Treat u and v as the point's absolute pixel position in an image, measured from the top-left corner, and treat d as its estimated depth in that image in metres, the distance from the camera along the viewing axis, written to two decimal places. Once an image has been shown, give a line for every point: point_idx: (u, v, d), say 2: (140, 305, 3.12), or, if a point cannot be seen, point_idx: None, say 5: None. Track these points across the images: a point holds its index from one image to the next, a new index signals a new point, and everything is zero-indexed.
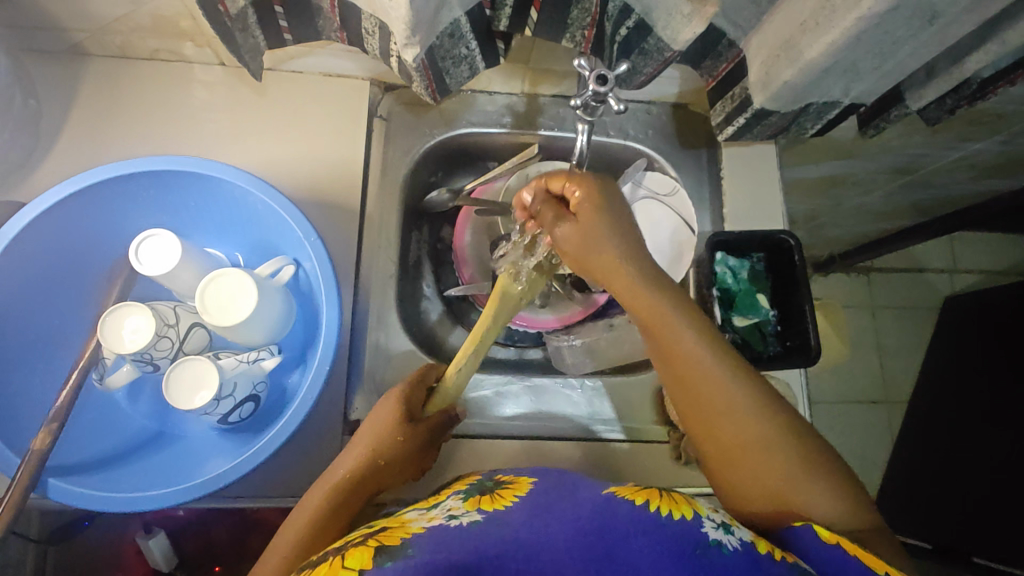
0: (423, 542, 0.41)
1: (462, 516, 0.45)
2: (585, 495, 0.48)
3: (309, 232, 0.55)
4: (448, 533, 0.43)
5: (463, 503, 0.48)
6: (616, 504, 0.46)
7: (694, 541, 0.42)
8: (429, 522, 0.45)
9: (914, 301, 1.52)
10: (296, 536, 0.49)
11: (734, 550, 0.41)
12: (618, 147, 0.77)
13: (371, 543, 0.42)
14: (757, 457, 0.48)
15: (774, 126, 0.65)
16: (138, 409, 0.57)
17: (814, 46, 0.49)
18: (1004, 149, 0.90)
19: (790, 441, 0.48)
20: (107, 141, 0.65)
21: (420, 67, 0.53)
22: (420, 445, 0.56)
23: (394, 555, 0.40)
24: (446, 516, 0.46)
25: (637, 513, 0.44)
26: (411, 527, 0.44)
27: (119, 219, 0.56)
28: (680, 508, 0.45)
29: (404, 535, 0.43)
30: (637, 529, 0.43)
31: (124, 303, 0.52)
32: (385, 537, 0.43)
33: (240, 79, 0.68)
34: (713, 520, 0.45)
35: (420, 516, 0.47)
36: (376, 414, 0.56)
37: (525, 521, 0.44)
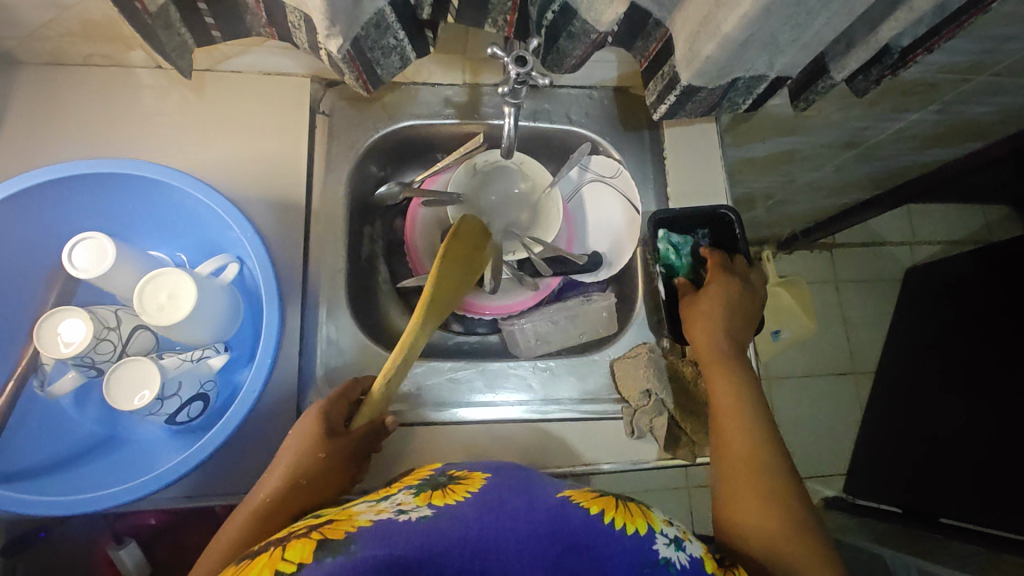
0: (367, 537, 0.41)
1: (410, 512, 0.45)
2: (539, 496, 0.50)
3: (247, 227, 0.56)
4: (395, 526, 0.43)
5: (413, 499, 0.49)
6: (569, 509, 0.48)
7: (645, 559, 0.45)
8: (375, 517, 0.45)
9: (877, 273, 1.56)
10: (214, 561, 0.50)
11: (680, 569, 0.46)
12: (562, 133, 0.78)
13: (314, 536, 0.42)
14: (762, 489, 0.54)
15: (706, 102, 0.66)
16: (86, 415, 0.56)
17: (729, 20, 0.50)
18: (942, 118, 0.93)
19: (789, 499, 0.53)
20: (44, 149, 0.64)
21: (347, 58, 0.54)
22: (341, 462, 0.56)
23: (335, 549, 0.39)
24: (395, 511, 0.46)
25: (592, 522, 0.47)
26: (357, 521, 0.44)
27: (54, 225, 0.56)
28: (635, 522, 0.48)
29: (348, 528, 0.43)
30: (594, 539, 0.45)
31: (60, 307, 0.51)
32: (329, 531, 0.43)
33: (177, 81, 0.68)
34: (666, 536, 0.48)
35: (368, 510, 0.47)
36: (296, 436, 0.55)
37: (476, 515, 0.45)
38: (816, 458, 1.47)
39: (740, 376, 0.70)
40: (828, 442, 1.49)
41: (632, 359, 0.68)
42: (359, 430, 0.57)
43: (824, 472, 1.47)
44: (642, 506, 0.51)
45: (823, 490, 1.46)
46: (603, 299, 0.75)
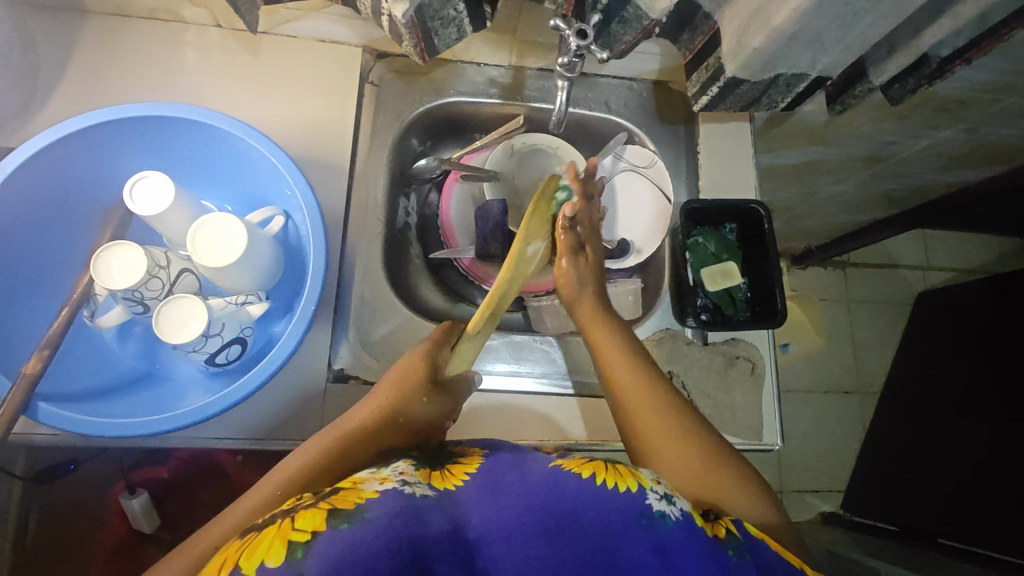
0: (380, 505, 0.42)
1: (415, 487, 0.46)
2: (532, 467, 0.50)
3: (299, 180, 0.58)
4: (402, 499, 0.43)
5: (414, 472, 0.48)
6: (561, 477, 0.48)
7: (639, 510, 0.45)
8: (382, 485, 0.45)
9: (889, 295, 1.57)
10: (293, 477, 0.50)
11: (675, 521, 0.45)
12: (600, 121, 0.80)
13: (323, 508, 0.41)
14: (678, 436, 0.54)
15: (746, 96, 0.69)
16: (127, 350, 0.57)
17: (780, 12, 0.53)
18: (969, 138, 0.94)
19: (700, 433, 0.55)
20: (103, 96, 0.66)
21: (409, 24, 0.56)
22: (439, 409, 0.57)
23: (350, 517, 0.41)
24: (400, 481, 0.46)
25: (584, 486, 0.47)
26: (363, 491, 0.44)
27: (114, 164, 0.58)
28: (625, 480, 0.47)
29: (357, 498, 0.43)
30: (584, 502, 0.46)
31: (117, 242, 0.53)
32: (338, 500, 0.42)
33: (236, 41, 0.70)
34: (658, 492, 0.48)
35: (370, 477, 0.46)
36: (395, 372, 0.58)
37: (475, 498, 0.47)
38: (817, 472, 1.48)
39: (759, 367, 0.71)
40: (829, 457, 1.49)
41: (657, 342, 0.71)
42: (452, 384, 0.59)
43: (823, 487, 1.48)
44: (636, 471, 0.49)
45: (820, 504, 1.47)
46: (627, 284, 0.76)
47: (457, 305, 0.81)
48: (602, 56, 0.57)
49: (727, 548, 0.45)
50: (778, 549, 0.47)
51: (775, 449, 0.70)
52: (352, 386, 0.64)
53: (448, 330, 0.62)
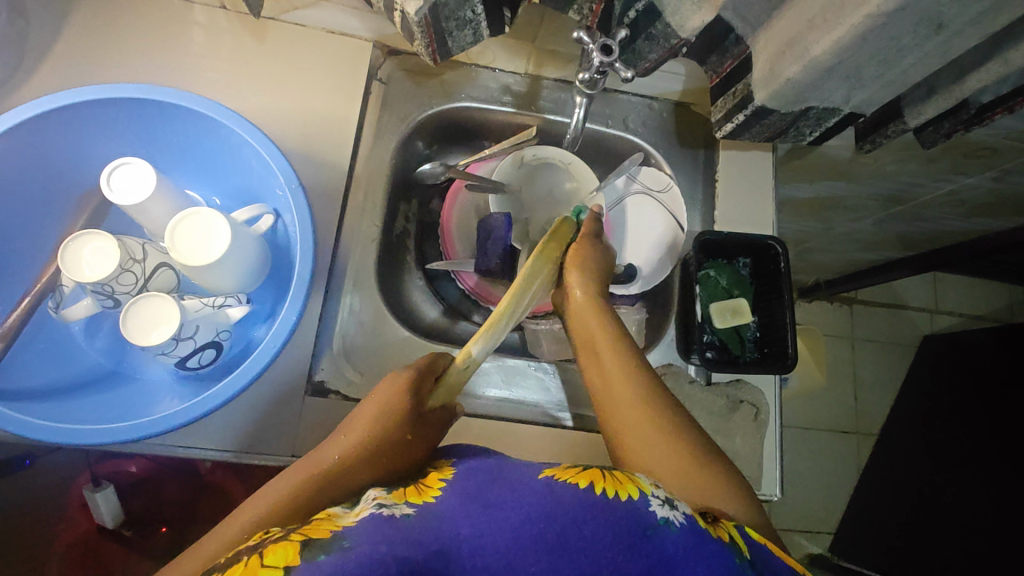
0: (359, 533, 0.38)
1: (392, 507, 0.42)
2: (524, 480, 0.46)
3: (291, 178, 0.54)
4: (380, 524, 0.39)
5: (390, 495, 0.44)
6: (557, 488, 0.43)
7: (644, 522, 0.41)
8: (358, 516, 0.40)
9: (897, 336, 1.52)
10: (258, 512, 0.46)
11: (682, 527, 0.41)
12: (616, 139, 0.76)
13: (294, 540, 0.37)
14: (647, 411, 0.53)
15: (772, 127, 0.65)
16: (94, 346, 0.54)
17: (820, 42, 0.49)
18: (996, 187, 0.90)
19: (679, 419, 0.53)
20: (94, 71, 0.63)
21: (422, 22, 0.52)
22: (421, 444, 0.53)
23: (327, 547, 0.36)
24: (375, 506, 0.42)
25: (581, 496, 0.42)
26: (337, 522, 0.39)
27: (96, 148, 0.54)
28: (625, 488, 0.44)
29: (332, 527, 0.38)
30: (584, 513, 0.41)
31: (90, 230, 0.50)
32: (311, 530, 0.38)
33: (241, 25, 0.66)
34: (658, 497, 0.44)
35: (344, 510, 0.42)
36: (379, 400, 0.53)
37: (462, 511, 0.42)
38: (807, 513, 1.44)
39: (763, 414, 0.67)
40: (822, 498, 1.45)
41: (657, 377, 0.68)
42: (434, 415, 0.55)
43: (813, 529, 1.43)
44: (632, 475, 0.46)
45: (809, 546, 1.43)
46: (631, 313, 0.76)
47: (451, 319, 0.77)
48: (625, 74, 0.53)
49: (738, 558, 0.41)
50: (785, 558, 0.44)
51: (773, 500, 0.66)
52: (331, 402, 0.60)
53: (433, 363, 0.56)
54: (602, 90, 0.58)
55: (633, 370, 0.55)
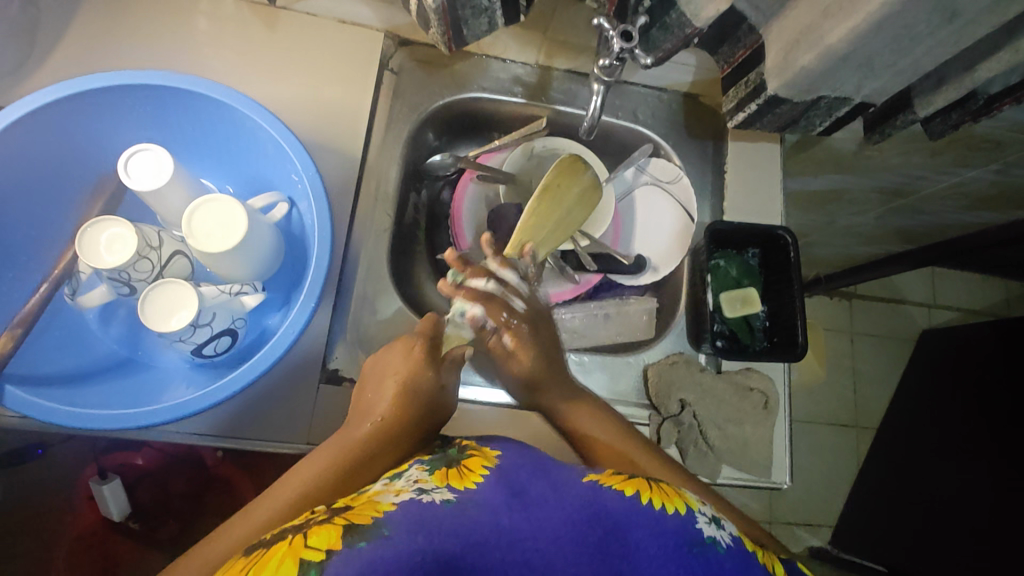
0: (400, 521, 0.38)
1: (434, 493, 0.42)
2: (567, 481, 0.46)
3: (307, 166, 0.54)
4: (425, 509, 0.40)
5: (430, 478, 0.45)
6: (601, 492, 0.44)
7: (690, 538, 0.41)
8: (398, 497, 0.41)
9: (896, 331, 1.53)
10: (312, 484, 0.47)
11: (727, 549, 0.41)
12: (625, 130, 0.76)
13: (337, 522, 0.38)
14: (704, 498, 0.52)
15: (783, 117, 0.66)
16: (108, 333, 0.55)
17: (835, 30, 0.49)
18: (998, 179, 0.91)
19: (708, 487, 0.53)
20: (105, 61, 0.63)
21: (439, 9, 0.52)
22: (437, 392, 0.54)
23: (368, 534, 0.36)
24: (416, 490, 0.43)
25: (628, 504, 0.43)
26: (379, 504, 0.40)
27: (110, 135, 0.54)
28: (672, 502, 0.44)
29: (373, 513, 0.39)
30: (629, 522, 0.42)
31: (107, 217, 0.50)
32: (353, 515, 0.39)
33: (252, 14, 0.66)
34: (705, 515, 0.44)
35: (385, 489, 0.43)
36: (389, 370, 0.54)
37: (504, 505, 0.42)
38: (808, 505, 1.45)
39: (772, 401, 0.68)
40: (822, 491, 1.46)
41: (670, 366, 0.67)
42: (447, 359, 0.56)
43: (814, 521, 1.44)
44: (674, 489, 0.47)
45: (809, 538, 1.43)
46: (642, 303, 0.73)
47: None
48: (645, 61, 0.54)
49: None
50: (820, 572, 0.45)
51: (783, 488, 0.67)
52: (345, 389, 0.60)
53: (434, 324, 0.57)
54: (620, 78, 0.58)
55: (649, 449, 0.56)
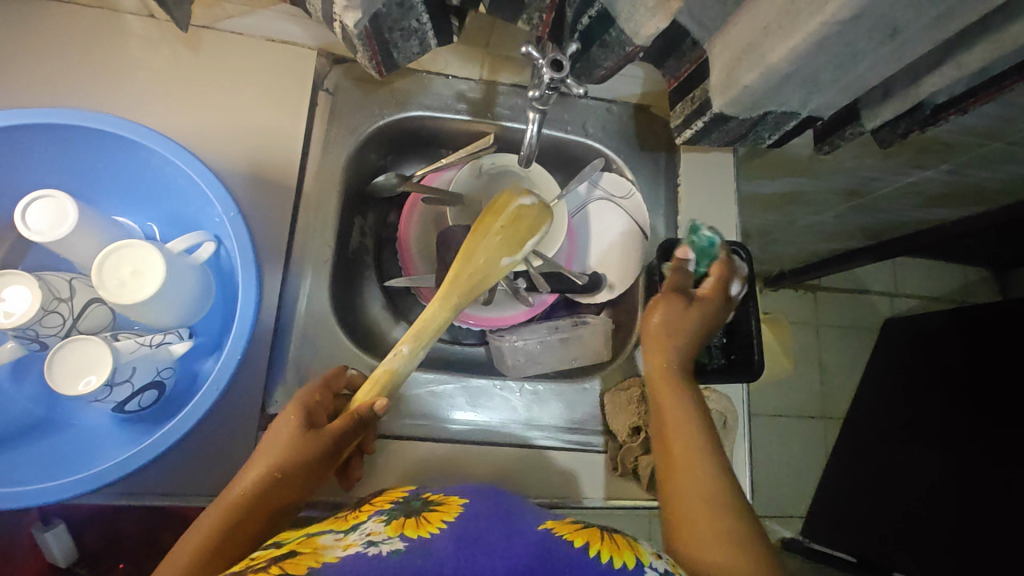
0: (334, 571, 0.36)
1: (382, 544, 0.40)
2: (519, 528, 0.43)
3: (231, 206, 0.50)
4: (364, 560, 0.37)
5: (384, 528, 0.42)
6: (551, 543, 0.41)
7: None
8: (344, 551, 0.39)
9: (859, 322, 1.55)
10: (191, 560, 0.44)
11: None
12: (576, 144, 0.74)
13: (272, 570, 0.36)
14: (710, 516, 0.48)
15: (731, 133, 0.64)
16: (22, 391, 0.51)
17: (777, 50, 0.48)
18: (950, 179, 0.92)
19: (743, 534, 0.47)
20: (9, 92, 0.58)
21: (363, 34, 0.50)
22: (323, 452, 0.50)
23: None
24: (365, 543, 0.40)
25: (575, 556, 0.40)
26: (322, 556, 0.38)
27: (10, 180, 0.50)
28: (623, 554, 0.41)
29: (312, 562, 0.37)
30: (572, 573, 0.39)
31: (5, 271, 0.46)
32: (290, 564, 0.37)
33: (171, 35, 0.62)
34: (657, 570, 0.41)
35: (335, 543, 0.40)
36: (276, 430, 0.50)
37: (451, 553, 0.39)
38: (779, 498, 1.46)
39: (730, 420, 0.67)
40: (792, 483, 1.47)
41: (625, 390, 0.65)
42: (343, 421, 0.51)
43: (785, 514, 1.46)
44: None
45: (780, 530, 1.45)
46: (598, 323, 0.71)
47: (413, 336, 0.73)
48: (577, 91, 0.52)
49: None
50: None
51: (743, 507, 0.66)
52: None
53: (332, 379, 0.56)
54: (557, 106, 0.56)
55: (689, 429, 0.54)
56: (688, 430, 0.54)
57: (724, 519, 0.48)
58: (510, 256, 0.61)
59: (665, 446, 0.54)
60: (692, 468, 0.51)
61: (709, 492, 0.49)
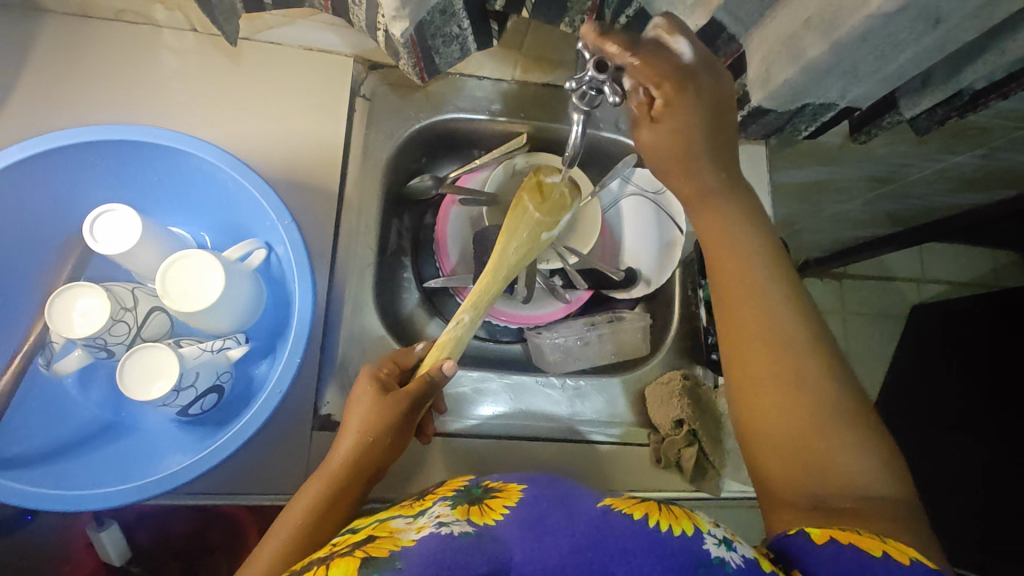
0: (414, 553, 0.38)
1: (452, 525, 0.41)
2: (579, 504, 0.43)
3: (283, 213, 0.52)
4: (438, 542, 0.39)
5: (452, 511, 0.44)
6: (610, 516, 0.41)
7: (696, 559, 0.38)
8: (418, 534, 0.40)
9: (884, 309, 1.53)
10: (299, 524, 0.47)
11: (737, 568, 0.38)
12: (608, 141, 0.74)
13: (357, 556, 0.38)
14: (791, 394, 0.44)
15: (768, 126, 0.65)
16: (88, 398, 0.53)
17: (818, 44, 0.48)
18: (983, 163, 0.91)
19: (829, 407, 0.44)
20: (61, 107, 0.60)
21: (408, 42, 0.51)
22: (403, 420, 0.52)
23: (382, 567, 0.37)
24: (436, 524, 0.41)
25: (636, 527, 0.40)
26: (399, 539, 0.40)
27: (72, 195, 0.52)
28: (681, 523, 0.41)
29: (392, 546, 0.39)
30: (635, 545, 0.38)
31: (76, 284, 0.48)
32: (372, 547, 0.39)
33: (214, 47, 0.64)
34: (715, 536, 0.41)
35: (407, 526, 0.42)
36: (354, 404, 0.52)
37: (517, 536, 0.40)
38: None
39: None
40: None
41: (666, 385, 0.66)
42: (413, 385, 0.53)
43: None
44: (876, 535, 0.38)
45: None
46: (636, 319, 0.71)
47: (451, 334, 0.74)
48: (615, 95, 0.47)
49: None
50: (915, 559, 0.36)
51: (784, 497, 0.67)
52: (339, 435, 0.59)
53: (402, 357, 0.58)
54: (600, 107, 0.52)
55: (757, 292, 0.48)
56: (749, 295, 0.48)
57: (807, 397, 0.44)
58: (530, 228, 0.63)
59: (726, 322, 0.48)
60: (765, 344, 0.46)
61: (786, 363, 0.45)
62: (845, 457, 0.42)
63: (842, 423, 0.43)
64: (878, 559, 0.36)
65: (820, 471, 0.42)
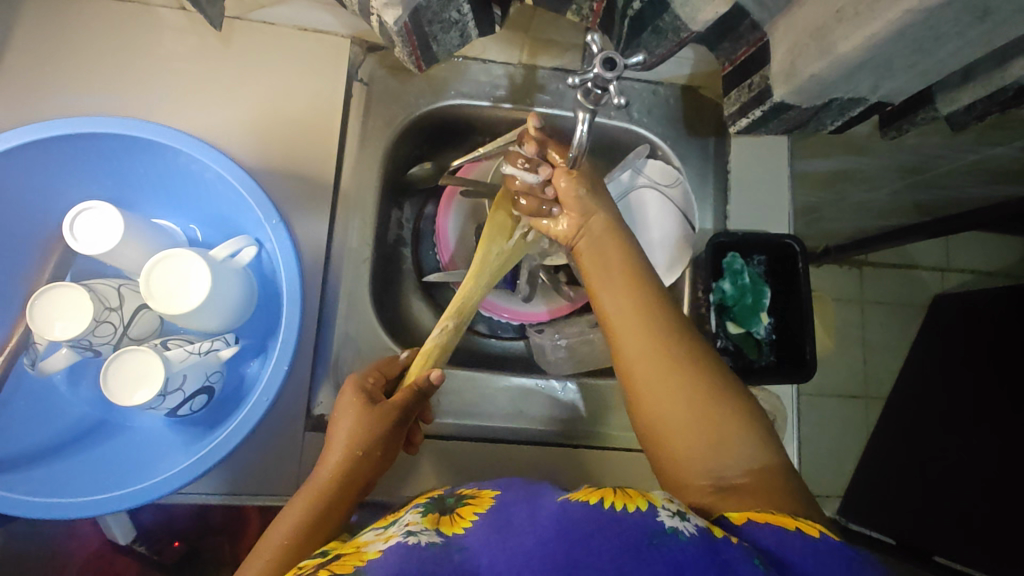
0: (379, 566, 0.36)
1: (420, 534, 0.39)
2: (543, 501, 0.41)
3: (271, 212, 0.50)
4: (404, 550, 0.37)
5: (421, 519, 0.42)
6: (567, 504, 0.39)
7: (649, 530, 0.36)
8: (385, 544, 0.39)
9: (904, 298, 1.42)
10: (285, 542, 0.45)
11: (692, 537, 0.35)
12: (620, 130, 0.70)
13: (320, 574, 0.37)
14: (665, 374, 0.45)
15: (791, 121, 0.61)
16: (79, 395, 0.52)
17: (849, 38, 0.44)
18: (1021, 155, 0.85)
19: (700, 381, 0.45)
20: (45, 91, 0.57)
21: (402, 29, 0.47)
22: (392, 433, 0.51)
23: None
24: (404, 533, 0.39)
25: (590, 510, 0.38)
26: (366, 553, 0.38)
27: (53, 188, 0.50)
28: (634, 500, 0.39)
29: (357, 562, 0.38)
30: (593, 527, 0.36)
31: (57, 285, 0.46)
32: (337, 566, 0.38)
33: (204, 28, 0.60)
34: (669, 508, 0.38)
35: (376, 537, 0.41)
36: (339, 418, 0.51)
37: (482, 539, 0.38)
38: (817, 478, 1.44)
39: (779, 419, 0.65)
40: None
41: None
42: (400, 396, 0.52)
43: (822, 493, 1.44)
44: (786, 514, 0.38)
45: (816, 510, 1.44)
46: None
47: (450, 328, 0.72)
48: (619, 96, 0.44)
49: (758, 563, 0.34)
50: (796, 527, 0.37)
51: None
52: None
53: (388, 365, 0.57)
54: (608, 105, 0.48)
55: (630, 283, 0.50)
56: (621, 286, 0.50)
57: (680, 373, 0.45)
58: (509, 235, 0.60)
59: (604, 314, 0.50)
60: (638, 328, 0.48)
61: (654, 344, 0.47)
62: (717, 427, 0.43)
63: (716, 395, 0.45)
64: (790, 535, 0.36)
65: (705, 449, 0.43)
